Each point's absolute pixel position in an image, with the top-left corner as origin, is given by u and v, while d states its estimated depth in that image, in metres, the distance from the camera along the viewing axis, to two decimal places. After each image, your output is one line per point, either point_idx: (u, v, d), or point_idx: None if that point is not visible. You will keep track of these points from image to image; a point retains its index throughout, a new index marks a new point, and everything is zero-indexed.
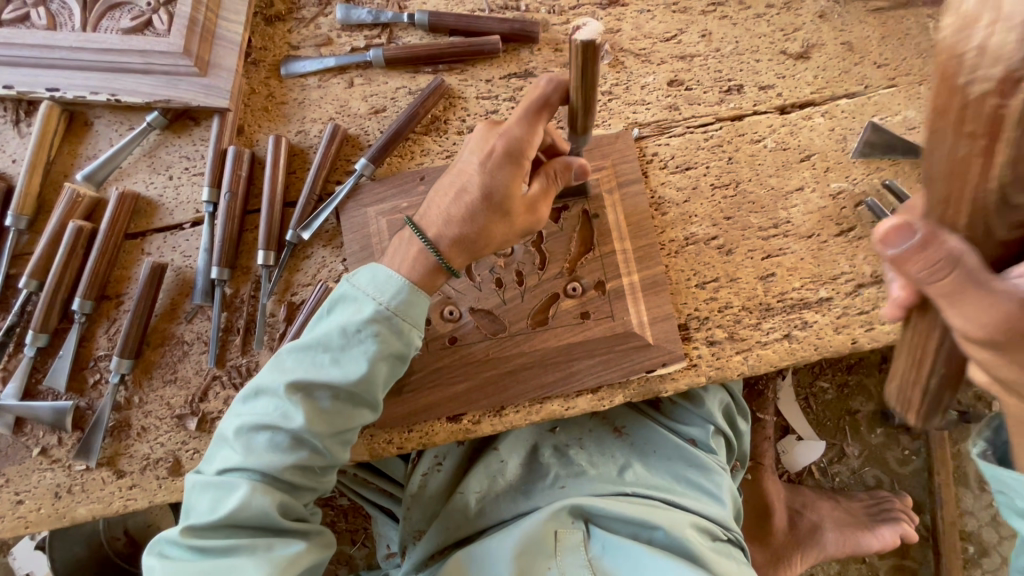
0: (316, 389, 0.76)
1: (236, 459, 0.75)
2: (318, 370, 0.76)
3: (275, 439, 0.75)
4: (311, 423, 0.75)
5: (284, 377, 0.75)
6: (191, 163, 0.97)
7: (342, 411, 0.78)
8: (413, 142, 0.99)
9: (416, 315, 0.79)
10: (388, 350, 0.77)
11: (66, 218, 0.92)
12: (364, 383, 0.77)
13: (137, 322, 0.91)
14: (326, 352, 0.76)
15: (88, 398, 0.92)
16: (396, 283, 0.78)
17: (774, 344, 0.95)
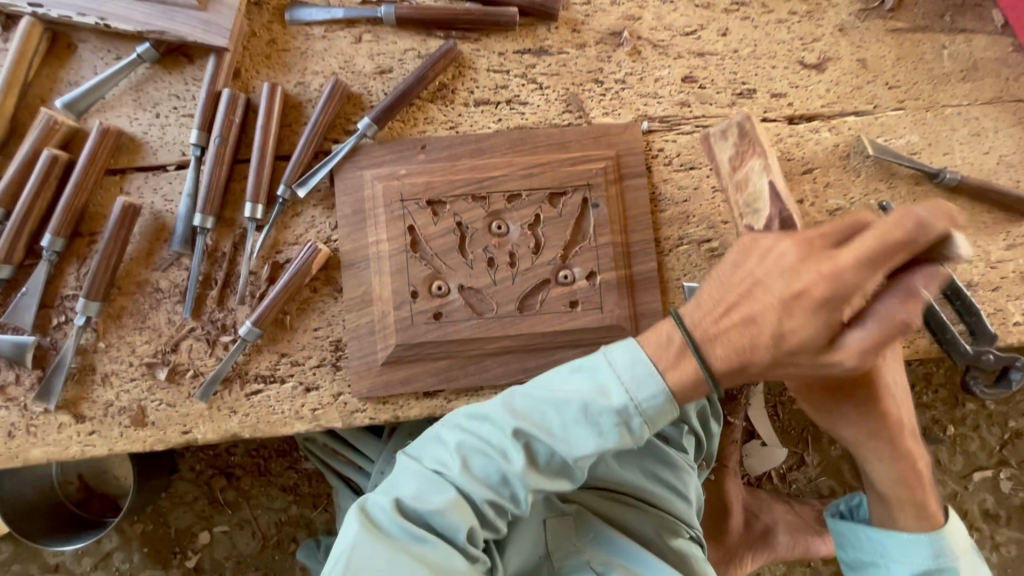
0: (538, 441, 0.76)
1: (455, 472, 0.76)
2: (547, 428, 0.76)
3: (490, 469, 0.76)
4: (529, 469, 0.75)
5: (515, 418, 0.76)
6: (180, 103, 0.92)
7: (549, 481, 0.77)
8: (417, 108, 0.95)
9: (659, 420, 0.76)
10: (620, 444, 0.75)
11: (40, 145, 0.86)
12: (585, 462, 0.76)
13: (106, 263, 0.86)
14: (586, 422, 0.75)
15: (52, 338, 0.88)
16: (657, 384, 0.74)
17: None
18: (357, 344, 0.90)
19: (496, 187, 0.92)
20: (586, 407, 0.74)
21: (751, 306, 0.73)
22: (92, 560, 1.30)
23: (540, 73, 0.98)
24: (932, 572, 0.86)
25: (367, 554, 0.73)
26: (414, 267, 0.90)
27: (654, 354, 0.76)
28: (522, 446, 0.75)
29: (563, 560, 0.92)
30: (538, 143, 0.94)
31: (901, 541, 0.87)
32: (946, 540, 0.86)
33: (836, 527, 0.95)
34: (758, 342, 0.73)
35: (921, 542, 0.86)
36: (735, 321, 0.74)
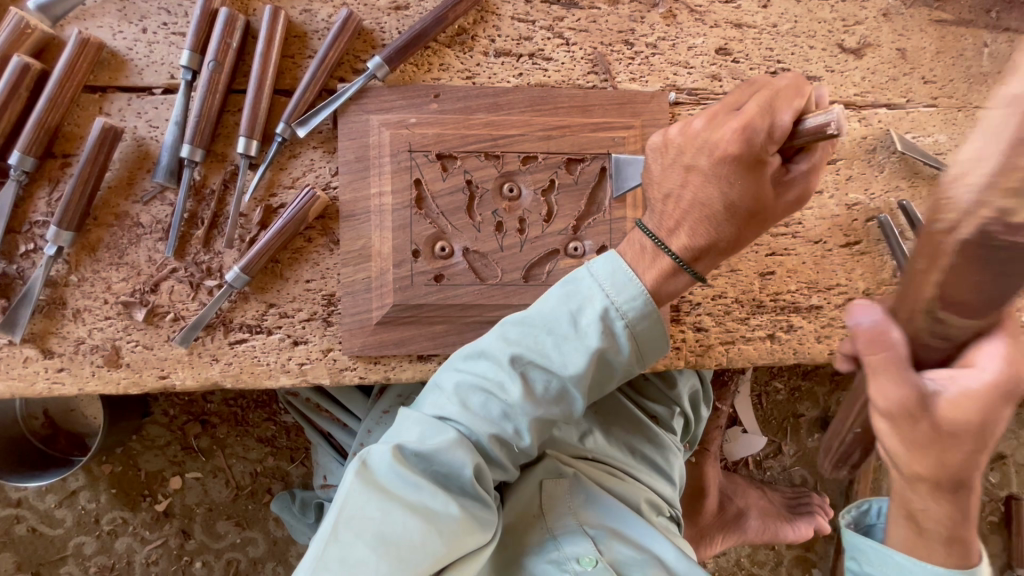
0: (533, 368, 0.73)
1: (454, 413, 0.75)
2: (540, 353, 0.73)
3: (488, 403, 0.74)
4: (525, 397, 0.73)
5: (507, 346, 0.74)
6: (171, 18, 0.83)
7: (545, 408, 0.74)
8: (432, 52, 0.88)
9: (647, 333, 0.73)
10: (608, 352, 0.73)
11: (9, 51, 0.77)
12: (579, 380, 0.73)
13: (81, 190, 0.79)
14: (578, 342, 0.72)
15: (19, 266, 0.82)
16: (635, 287, 0.72)
17: (757, 341, 0.95)
18: (351, 300, 0.85)
19: (511, 147, 0.86)
20: (575, 327, 0.73)
21: (687, 191, 0.72)
22: (57, 497, 1.26)
23: (568, 28, 0.91)
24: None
25: (361, 503, 0.70)
26: (418, 225, 0.85)
27: (632, 263, 0.74)
28: (516, 373, 0.73)
29: (556, 519, 0.89)
30: (560, 104, 0.88)
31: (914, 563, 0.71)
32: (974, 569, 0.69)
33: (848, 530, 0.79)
34: (717, 217, 0.71)
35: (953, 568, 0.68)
36: (688, 211, 0.72)
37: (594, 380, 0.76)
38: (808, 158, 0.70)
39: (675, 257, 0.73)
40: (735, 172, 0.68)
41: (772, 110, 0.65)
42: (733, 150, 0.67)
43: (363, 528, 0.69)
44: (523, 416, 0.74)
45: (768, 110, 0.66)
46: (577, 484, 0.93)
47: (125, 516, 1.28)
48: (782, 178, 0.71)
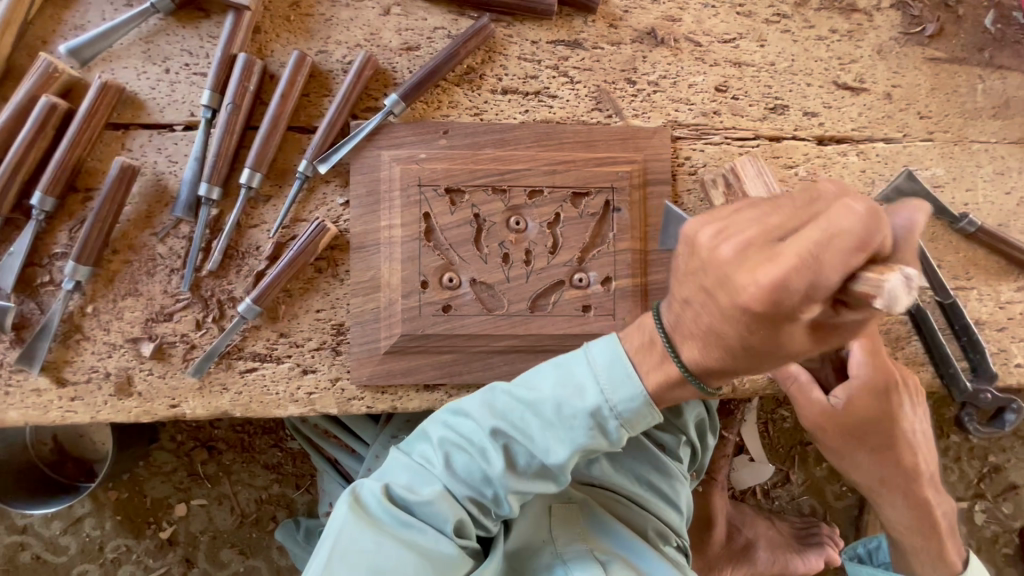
0: (519, 441, 0.73)
1: (437, 471, 0.75)
2: (524, 430, 0.73)
3: (471, 466, 0.75)
4: (506, 471, 0.73)
5: (494, 419, 0.73)
6: (193, 59, 0.87)
7: (525, 483, 0.75)
8: (442, 91, 0.91)
9: (640, 428, 0.70)
10: (594, 447, 0.71)
11: (38, 93, 0.81)
12: (561, 465, 0.73)
13: (100, 226, 0.82)
14: (560, 433, 0.71)
15: (38, 299, 0.84)
16: (634, 387, 0.67)
17: (760, 371, 0.96)
18: (361, 329, 0.87)
19: (518, 181, 0.89)
20: (561, 417, 0.70)
21: (704, 314, 0.56)
22: (62, 524, 1.26)
23: (573, 67, 0.94)
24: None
25: (354, 538, 0.72)
26: (426, 256, 0.87)
27: (633, 357, 0.68)
28: (499, 446, 0.73)
29: (566, 544, 0.89)
30: (565, 140, 0.91)
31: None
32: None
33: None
34: (733, 351, 0.56)
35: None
36: (699, 332, 0.59)
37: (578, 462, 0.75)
38: (861, 312, 0.49)
39: (683, 367, 0.63)
40: (756, 323, 0.51)
41: (820, 256, 0.45)
42: (759, 304, 0.49)
43: (355, 561, 0.71)
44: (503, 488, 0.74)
45: (813, 262, 0.45)
46: (584, 507, 0.94)
47: (129, 543, 1.27)
48: (829, 322, 0.51)
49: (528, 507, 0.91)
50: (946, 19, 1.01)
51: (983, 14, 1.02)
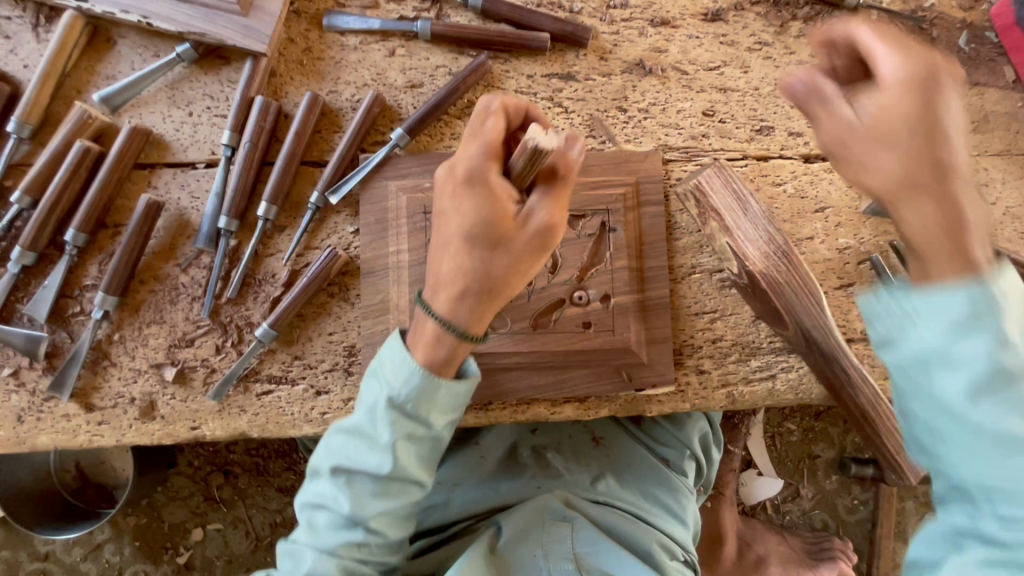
0: (357, 474, 0.74)
1: (324, 525, 0.75)
2: (358, 458, 0.73)
3: (332, 518, 0.75)
4: (356, 507, 0.73)
5: (330, 459, 0.75)
6: (214, 103, 0.94)
7: (390, 489, 0.74)
8: (444, 124, 0.97)
9: (441, 395, 0.71)
10: (412, 433, 0.72)
11: (73, 138, 0.88)
12: (399, 470, 0.73)
13: (127, 258, 0.88)
14: (399, 422, 0.71)
15: (68, 330, 0.89)
16: (408, 365, 0.71)
17: (758, 382, 0.98)
18: (371, 350, 0.91)
19: None
20: (376, 423, 0.72)
21: (451, 254, 0.69)
22: (83, 550, 1.29)
23: (566, 97, 1.00)
24: (941, 366, 0.56)
25: None
26: None
27: (411, 338, 0.73)
28: (355, 466, 0.73)
29: (555, 560, 0.88)
30: None
31: (943, 329, 0.55)
32: (940, 333, 0.56)
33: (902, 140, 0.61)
34: (477, 291, 0.69)
35: (987, 307, 0.54)
36: (447, 276, 0.70)
37: (422, 459, 0.75)
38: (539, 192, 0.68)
39: (442, 322, 0.70)
40: (470, 199, 0.67)
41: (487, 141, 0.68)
42: (466, 178, 0.68)
43: None
44: (378, 495, 0.74)
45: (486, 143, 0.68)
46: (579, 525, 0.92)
47: (147, 569, 1.30)
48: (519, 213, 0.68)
49: (522, 515, 0.93)
50: (921, 41, 1.06)
51: (958, 35, 1.07)
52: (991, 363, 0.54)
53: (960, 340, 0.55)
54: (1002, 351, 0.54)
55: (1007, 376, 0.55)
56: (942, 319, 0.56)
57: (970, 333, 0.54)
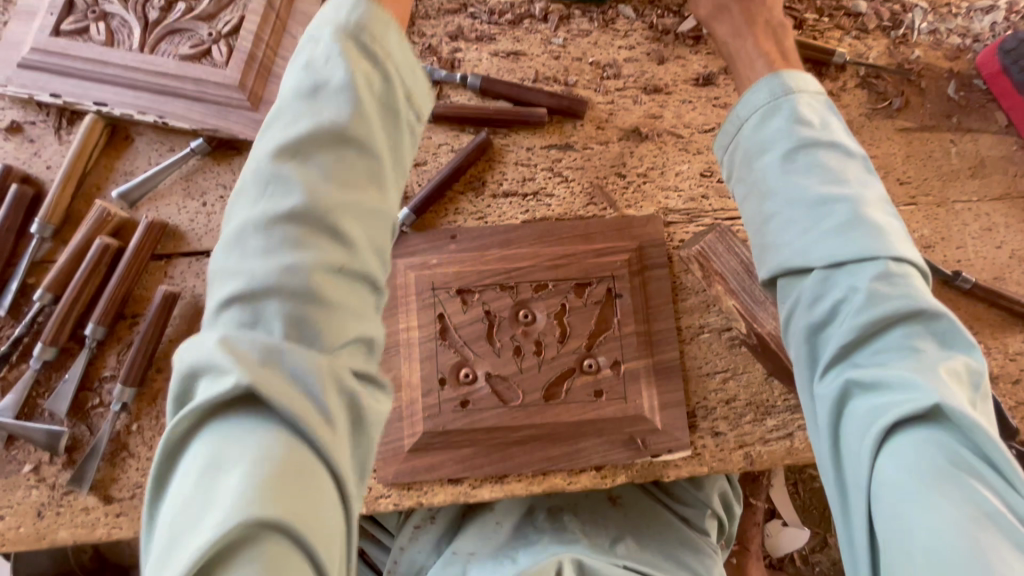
0: (231, 464, 0.50)
1: (208, 476, 0.50)
2: (212, 483, 0.49)
3: (210, 466, 0.50)
4: (242, 450, 0.50)
5: (192, 413, 0.52)
6: (227, 192, 0.97)
7: (286, 419, 0.52)
8: (449, 199, 1.00)
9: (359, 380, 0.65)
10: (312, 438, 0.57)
11: (93, 236, 0.91)
12: (296, 359, 0.52)
13: (144, 349, 0.90)
14: (338, 209, 0.59)
15: (88, 422, 0.90)
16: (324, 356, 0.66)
17: (776, 442, 0.97)
18: (386, 429, 0.91)
19: (523, 278, 0.95)
20: (271, 240, 0.57)
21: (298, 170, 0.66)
22: None
23: (566, 167, 1.02)
24: (821, 322, 0.70)
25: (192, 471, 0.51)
26: (443, 354, 0.92)
27: None
28: (257, 285, 0.55)
29: None
30: (564, 235, 0.98)
31: (786, 221, 0.72)
32: (781, 129, 0.74)
33: (803, 96, 0.75)
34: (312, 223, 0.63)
35: (853, 220, 0.69)
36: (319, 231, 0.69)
37: (310, 363, 0.53)
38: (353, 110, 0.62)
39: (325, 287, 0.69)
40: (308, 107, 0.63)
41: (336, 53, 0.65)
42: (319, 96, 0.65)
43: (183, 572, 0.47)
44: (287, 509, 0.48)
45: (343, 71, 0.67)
46: None
47: None
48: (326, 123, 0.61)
49: None
50: (910, 92, 1.09)
51: (945, 85, 1.09)
52: (926, 398, 0.61)
53: (835, 275, 0.69)
54: (887, 285, 0.66)
55: (872, 337, 0.67)
56: (803, 214, 0.71)
57: (837, 189, 0.71)
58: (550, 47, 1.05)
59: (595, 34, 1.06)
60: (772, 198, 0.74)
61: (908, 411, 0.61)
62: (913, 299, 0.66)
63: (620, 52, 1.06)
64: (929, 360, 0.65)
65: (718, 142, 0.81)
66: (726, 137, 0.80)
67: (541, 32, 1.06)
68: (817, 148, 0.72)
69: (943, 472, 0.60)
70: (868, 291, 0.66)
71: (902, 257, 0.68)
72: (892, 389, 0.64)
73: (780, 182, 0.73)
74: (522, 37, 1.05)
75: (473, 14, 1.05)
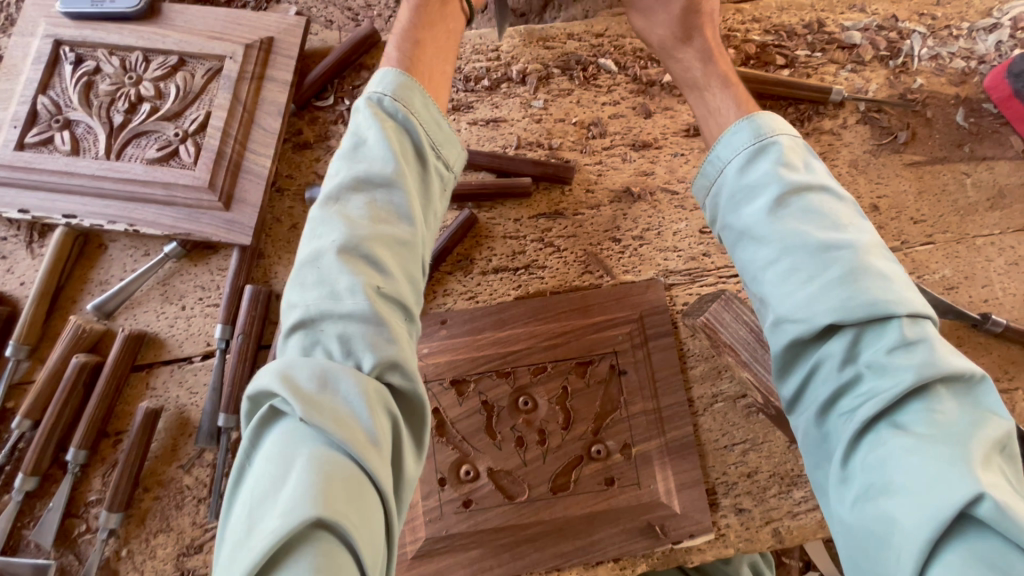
0: (281, 473, 0.51)
1: (265, 481, 0.51)
2: (267, 488, 0.51)
3: (261, 478, 0.52)
4: (292, 456, 0.52)
5: (269, 435, 0.55)
6: (206, 293, 0.94)
7: (328, 425, 0.52)
8: (437, 280, 0.95)
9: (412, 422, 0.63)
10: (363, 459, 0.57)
11: (69, 354, 0.88)
12: (332, 385, 0.54)
13: (129, 470, 0.85)
14: (376, 239, 0.61)
15: (76, 551, 0.86)
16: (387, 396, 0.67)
17: (806, 516, 0.90)
18: None
19: (520, 362, 0.90)
20: (323, 269, 0.60)
21: None
22: None
23: (557, 236, 0.97)
24: (836, 392, 0.61)
25: (254, 490, 0.52)
26: (441, 452, 0.87)
27: None
28: (311, 314, 0.58)
29: None
30: (560, 310, 0.92)
31: (785, 272, 0.64)
32: (767, 178, 0.67)
33: (786, 137, 0.69)
34: None
35: (857, 270, 0.61)
36: None
37: (346, 386, 0.54)
38: None
39: None
40: None
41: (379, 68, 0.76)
42: None
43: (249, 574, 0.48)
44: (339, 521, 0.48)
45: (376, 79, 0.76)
46: None
47: None
48: None
49: None
50: (916, 124, 1.03)
51: (953, 112, 1.03)
52: (959, 470, 0.51)
53: (862, 338, 0.60)
54: (905, 353, 0.58)
55: (890, 407, 0.58)
56: (804, 265, 0.62)
57: (837, 236, 0.63)
58: (530, 111, 1.01)
59: (577, 93, 1.02)
60: (758, 253, 0.67)
61: (944, 484, 0.51)
62: (932, 364, 0.57)
63: (605, 108, 1.02)
64: (969, 437, 0.54)
65: (697, 187, 0.75)
66: (706, 182, 0.74)
67: (520, 95, 1.02)
68: (808, 192, 0.66)
69: (977, 568, 0.49)
70: (878, 359, 0.58)
71: (916, 313, 0.60)
72: (926, 457, 0.53)
73: (774, 231, 0.65)
74: (501, 103, 1.01)
75: None
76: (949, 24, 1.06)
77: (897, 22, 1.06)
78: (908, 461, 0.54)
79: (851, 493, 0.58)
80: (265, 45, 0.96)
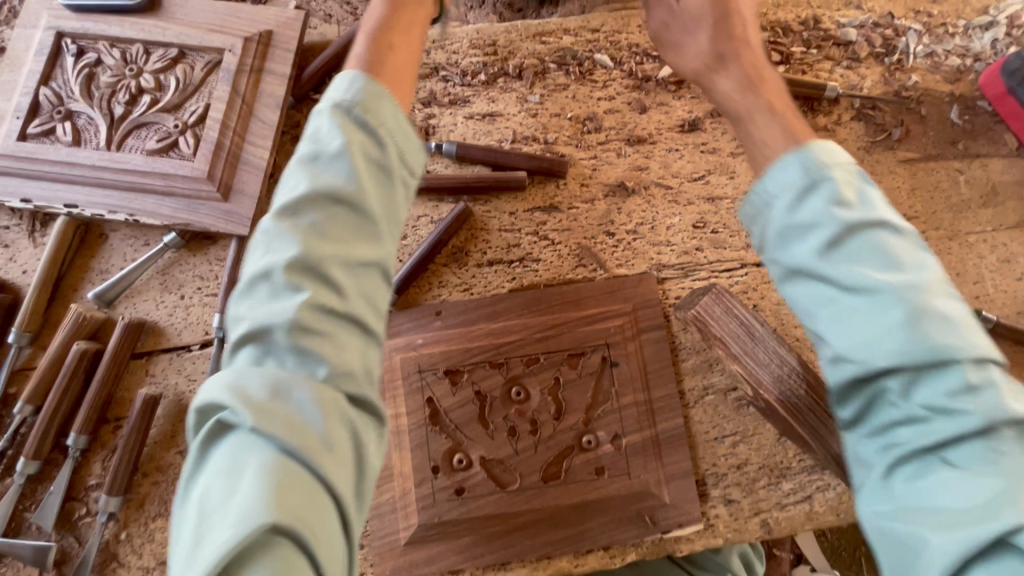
0: (231, 482, 0.52)
1: (215, 493, 0.52)
2: (216, 499, 0.51)
3: (211, 490, 0.52)
4: (240, 468, 0.52)
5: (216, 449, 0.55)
6: (205, 283, 0.95)
7: (277, 434, 0.52)
8: (432, 273, 0.96)
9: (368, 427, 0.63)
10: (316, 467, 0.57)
11: (70, 341, 0.89)
12: (284, 395, 0.54)
13: (129, 455, 0.87)
14: (332, 253, 0.58)
15: (76, 534, 0.88)
16: None
17: (794, 507, 0.91)
18: (380, 522, 0.86)
19: (513, 353, 0.91)
20: (275, 284, 0.58)
21: None
22: None
23: (551, 229, 0.98)
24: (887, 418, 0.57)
25: (203, 503, 0.52)
26: (434, 441, 0.88)
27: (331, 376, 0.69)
28: (262, 330, 0.57)
29: None
30: (553, 302, 0.93)
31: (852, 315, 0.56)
32: (819, 206, 0.58)
33: (842, 167, 0.59)
34: None
35: (928, 315, 0.55)
36: None
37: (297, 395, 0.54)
38: None
39: None
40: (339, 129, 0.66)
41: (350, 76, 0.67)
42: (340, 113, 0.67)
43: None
44: (285, 520, 0.50)
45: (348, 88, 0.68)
46: None
47: None
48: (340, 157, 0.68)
49: None
50: (910, 121, 1.03)
51: (947, 109, 1.04)
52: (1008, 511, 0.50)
53: (920, 383, 0.55)
54: (971, 400, 0.53)
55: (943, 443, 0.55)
56: (870, 307, 0.56)
57: (899, 273, 0.56)
58: (526, 105, 1.02)
59: (573, 88, 1.03)
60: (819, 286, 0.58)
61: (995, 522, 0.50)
62: (997, 409, 0.53)
63: (600, 103, 1.02)
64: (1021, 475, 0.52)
65: (744, 216, 0.64)
66: (753, 210, 0.63)
67: (516, 90, 1.03)
68: (876, 226, 0.57)
69: None
70: (940, 403, 0.54)
71: (984, 359, 0.55)
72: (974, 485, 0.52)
73: (835, 273, 0.57)
74: (498, 97, 1.02)
75: (445, 77, 1.02)
76: (945, 22, 1.07)
77: (892, 20, 1.06)
78: (953, 494, 0.53)
79: (880, 505, 0.57)
80: (264, 38, 0.97)
